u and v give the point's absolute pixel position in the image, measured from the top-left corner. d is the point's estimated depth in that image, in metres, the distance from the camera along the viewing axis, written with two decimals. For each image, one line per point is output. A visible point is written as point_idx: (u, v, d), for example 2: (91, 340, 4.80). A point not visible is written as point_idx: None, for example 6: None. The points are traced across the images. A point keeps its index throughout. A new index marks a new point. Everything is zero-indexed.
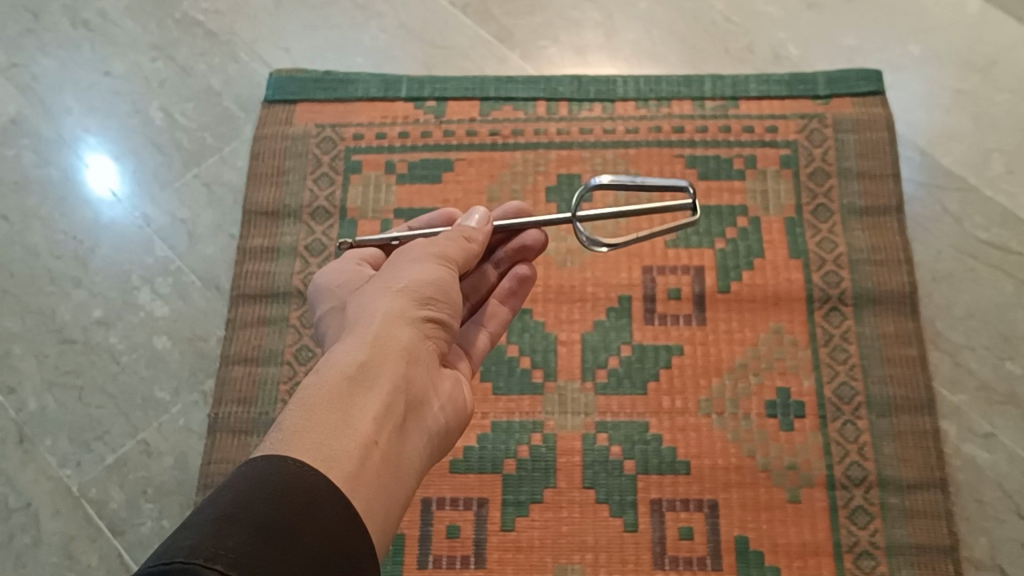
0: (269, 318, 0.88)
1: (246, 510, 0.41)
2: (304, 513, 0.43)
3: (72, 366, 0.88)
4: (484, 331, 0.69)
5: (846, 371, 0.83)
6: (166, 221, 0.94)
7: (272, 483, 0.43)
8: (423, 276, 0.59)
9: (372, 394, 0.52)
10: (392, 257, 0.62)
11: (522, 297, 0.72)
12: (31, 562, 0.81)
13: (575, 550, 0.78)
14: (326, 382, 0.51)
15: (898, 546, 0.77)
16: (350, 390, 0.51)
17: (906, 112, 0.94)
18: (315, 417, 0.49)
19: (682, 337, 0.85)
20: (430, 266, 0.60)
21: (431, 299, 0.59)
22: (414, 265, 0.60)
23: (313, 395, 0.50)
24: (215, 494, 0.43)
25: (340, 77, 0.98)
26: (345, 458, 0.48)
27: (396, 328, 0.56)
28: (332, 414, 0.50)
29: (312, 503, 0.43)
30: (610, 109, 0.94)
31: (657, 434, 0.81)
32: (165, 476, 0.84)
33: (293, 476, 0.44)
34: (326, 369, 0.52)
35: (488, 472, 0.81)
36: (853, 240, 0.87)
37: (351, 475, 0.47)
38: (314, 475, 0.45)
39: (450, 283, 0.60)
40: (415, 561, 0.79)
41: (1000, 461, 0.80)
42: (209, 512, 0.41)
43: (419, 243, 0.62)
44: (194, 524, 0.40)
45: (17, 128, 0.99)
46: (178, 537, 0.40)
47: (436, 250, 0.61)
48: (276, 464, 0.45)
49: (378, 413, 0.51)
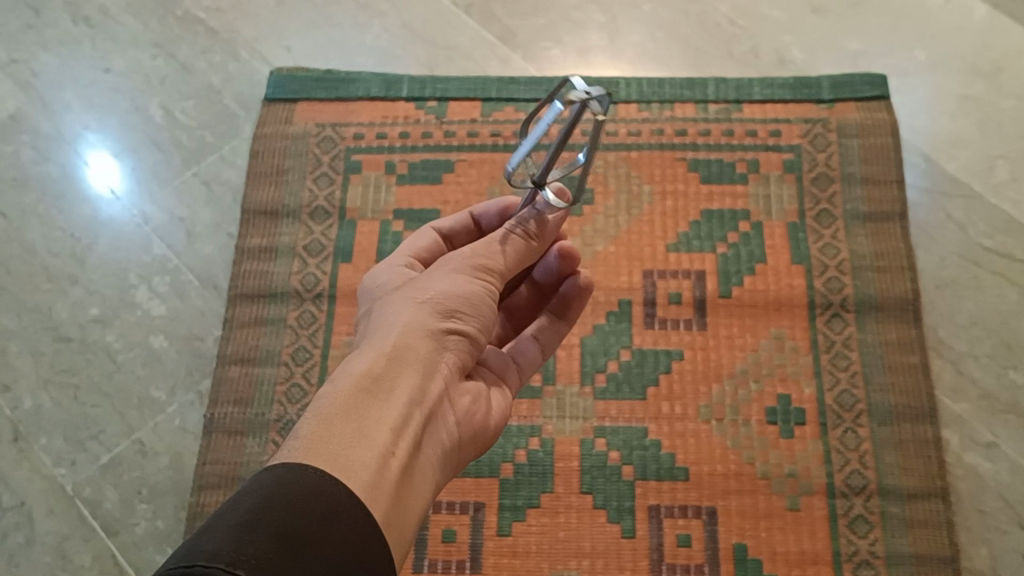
0: (266, 318, 0.87)
1: (267, 515, 0.41)
2: (324, 522, 0.42)
3: (68, 364, 0.88)
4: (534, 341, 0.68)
5: (847, 379, 0.82)
6: (165, 220, 0.94)
7: (292, 492, 0.43)
8: (455, 288, 0.57)
9: (390, 405, 0.51)
10: (432, 264, 0.60)
11: (579, 310, 0.70)
12: (24, 561, 0.80)
13: (572, 557, 0.77)
14: (342, 391, 0.50)
15: (898, 556, 0.76)
16: (367, 401, 0.51)
17: (911, 117, 0.93)
18: (330, 427, 0.48)
19: (682, 343, 0.84)
20: (466, 279, 0.57)
21: (460, 312, 0.56)
22: (450, 275, 0.57)
23: (329, 405, 0.50)
24: (234, 500, 0.43)
25: (342, 77, 0.97)
26: (362, 468, 0.47)
27: (418, 341, 0.54)
28: (348, 426, 0.49)
29: (330, 513, 0.43)
30: (612, 111, 0.93)
31: (655, 440, 0.81)
32: (159, 476, 0.83)
33: (313, 487, 0.44)
34: (343, 377, 0.51)
35: (485, 476, 0.80)
36: (855, 246, 0.86)
37: (368, 485, 0.46)
38: (333, 485, 0.45)
39: (482, 296, 0.58)
40: (411, 565, 0.78)
41: (1001, 472, 0.79)
42: (229, 517, 0.41)
43: (461, 251, 0.59)
44: (214, 527, 0.40)
45: (17, 123, 0.99)
46: (197, 541, 0.39)
47: (476, 260, 0.58)
48: (296, 473, 0.44)
49: (394, 426, 0.50)
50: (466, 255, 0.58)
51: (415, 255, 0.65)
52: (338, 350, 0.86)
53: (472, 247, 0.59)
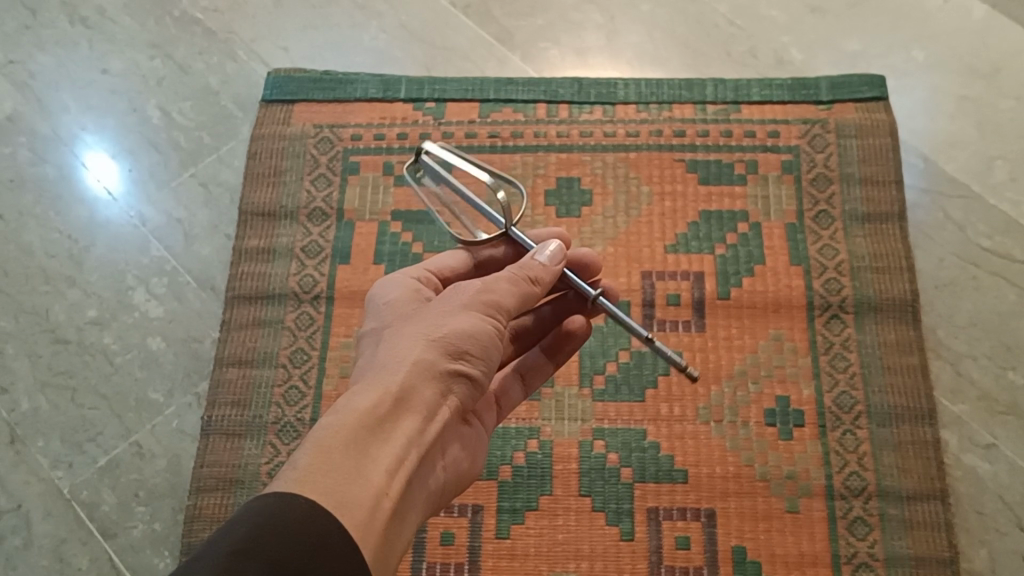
0: (264, 320, 0.87)
1: (258, 545, 0.41)
2: (315, 554, 0.42)
3: (66, 367, 0.87)
4: (521, 383, 0.69)
5: (846, 380, 0.82)
6: (162, 221, 0.93)
7: (284, 520, 0.43)
8: (469, 328, 0.56)
9: (388, 445, 0.51)
10: (446, 294, 0.59)
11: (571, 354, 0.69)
12: (21, 564, 0.80)
13: (570, 559, 0.77)
14: (344, 425, 0.50)
15: (897, 558, 0.76)
16: (367, 439, 0.50)
17: (910, 118, 0.93)
18: (329, 460, 0.48)
19: (680, 344, 0.84)
20: (481, 317, 0.56)
21: (469, 354, 0.56)
22: (465, 312, 0.56)
23: (330, 437, 0.49)
24: (225, 525, 0.43)
25: (340, 77, 0.97)
26: (357, 506, 0.46)
27: (422, 381, 0.54)
28: (346, 461, 0.48)
29: (320, 544, 0.43)
30: (611, 112, 0.93)
31: (654, 442, 0.81)
32: (157, 479, 0.83)
33: (305, 514, 0.44)
34: (346, 410, 0.51)
35: (483, 478, 0.80)
36: (854, 247, 0.86)
37: (360, 525, 0.46)
38: (325, 516, 0.44)
39: (494, 340, 0.57)
40: (410, 567, 0.78)
41: (1001, 473, 0.79)
42: (220, 545, 0.41)
43: (476, 287, 0.58)
44: (205, 556, 0.41)
45: (14, 125, 0.98)
46: (189, 568, 0.40)
47: (491, 299, 0.57)
48: (287, 500, 0.44)
49: (390, 466, 0.50)
50: (479, 295, 0.57)
51: (434, 271, 0.65)
52: (336, 352, 0.85)
53: (487, 284, 0.58)
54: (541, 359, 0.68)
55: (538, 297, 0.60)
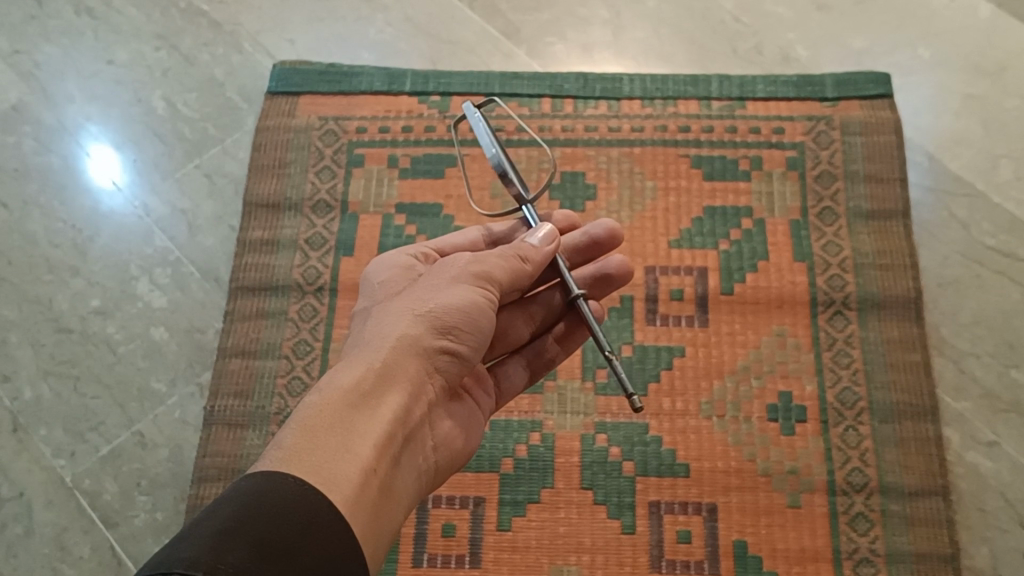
0: (268, 311, 0.87)
1: (246, 524, 0.41)
2: (304, 532, 0.42)
3: (69, 355, 0.88)
4: (525, 368, 0.70)
5: (848, 376, 0.82)
6: (167, 212, 0.93)
7: (272, 500, 0.43)
8: (456, 303, 0.56)
9: (375, 421, 0.51)
10: (434, 272, 0.59)
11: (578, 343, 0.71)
12: (22, 552, 0.80)
13: (572, 552, 0.77)
14: (329, 403, 0.50)
15: (898, 554, 0.76)
16: (352, 415, 0.50)
17: (915, 117, 0.93)
18: (315, 439, 0.48)
19: (683, 339, 0.84)
20: (467, 292, 0.57)
21: (455, 329, 0.56)
22: (452, 287, 0.57)
23: (316, 415, 0.49)
24: (212, 506, 0.43)
25: (346, 70, 0.97)
26: (346, 482, 0.47)
27: (407, 358, 0.55)
28: (333, 438, 0.49)
29: (311, 521, 0.43)
30: (616, 107, 0.93)
31: (656, 436, 0.81)
32: (159, 468, 0.83)
33: (294, 493, 0.44)
34: (330, 388, 0.51)
35: (486, 471, 0.80)
36: (858, 244, 0.86)
37: (349, 501, 0.46)
38: (314, 495, 0.45)
39: (480, 312, 0.57)
40: (410, 559, 0.78)
41: (1003, 470, 0.79)
42: (207, 526, 0.41)
43: (463, 262, 0.59)
44: (191, 535, 0.40)
45: (18, 115, 0.99)
46: (175, 548, 0.40)
47: (477, 274, 0.58)
48: (275, 481, 0.44)
49: (377, 442, 0.50)
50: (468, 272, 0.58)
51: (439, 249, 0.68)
52: (338, 344, 0.85)
53: (472, 258, 0.59)
54: (550, 345, 0.70)
55: (529, 277, 0.60)
